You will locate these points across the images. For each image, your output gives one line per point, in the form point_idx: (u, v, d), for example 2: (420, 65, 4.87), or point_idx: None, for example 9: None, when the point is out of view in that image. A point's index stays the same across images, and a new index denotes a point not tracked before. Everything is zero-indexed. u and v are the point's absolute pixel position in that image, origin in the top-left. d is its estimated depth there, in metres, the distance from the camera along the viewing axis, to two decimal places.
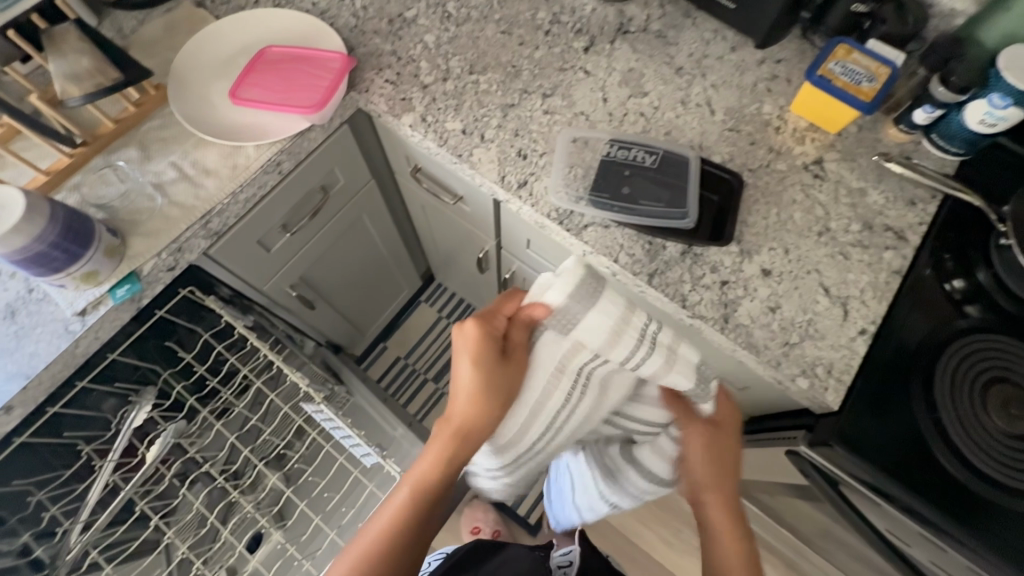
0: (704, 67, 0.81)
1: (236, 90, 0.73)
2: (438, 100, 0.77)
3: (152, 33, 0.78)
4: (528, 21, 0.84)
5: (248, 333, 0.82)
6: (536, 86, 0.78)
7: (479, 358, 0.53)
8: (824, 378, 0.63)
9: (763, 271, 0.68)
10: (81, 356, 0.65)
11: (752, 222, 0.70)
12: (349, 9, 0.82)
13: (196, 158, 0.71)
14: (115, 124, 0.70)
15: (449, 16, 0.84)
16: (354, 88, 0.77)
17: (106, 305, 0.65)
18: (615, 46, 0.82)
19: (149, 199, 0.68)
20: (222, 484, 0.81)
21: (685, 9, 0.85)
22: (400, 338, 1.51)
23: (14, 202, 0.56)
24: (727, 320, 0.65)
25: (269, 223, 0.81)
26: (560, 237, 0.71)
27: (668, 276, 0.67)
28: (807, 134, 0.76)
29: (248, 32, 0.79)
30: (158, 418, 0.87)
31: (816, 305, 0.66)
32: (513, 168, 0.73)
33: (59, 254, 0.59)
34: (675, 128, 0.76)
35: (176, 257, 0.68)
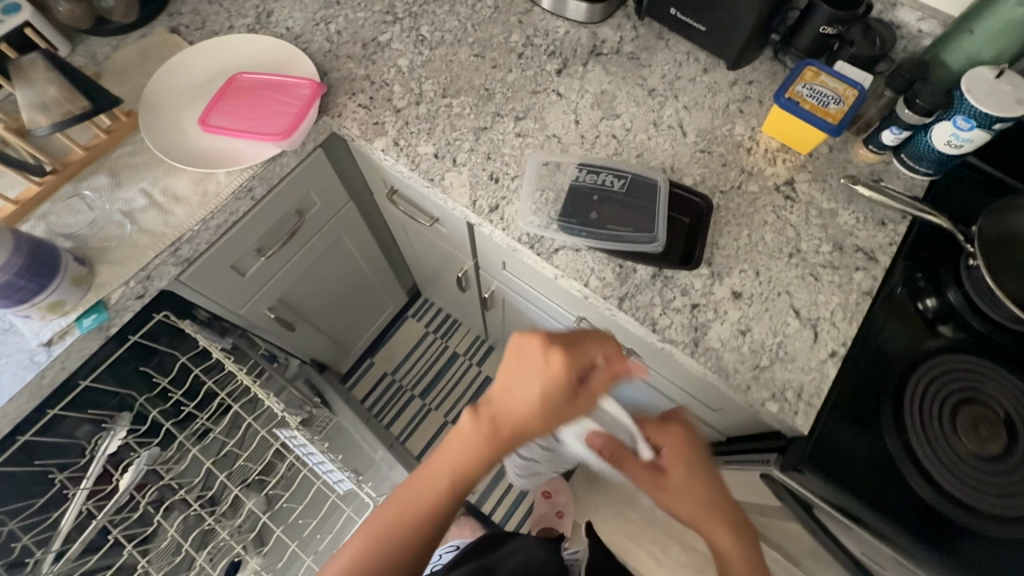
0: (675, 89, 0.81)
1: (207, 117, 0.73)
2: (411, 124, 0.77)
3: (126, 60, 0.79)
4: (502, 43, 0.84)
5: (222, 358, 0.81)
6: (508, 109, 0.79)
7: (554, 368, 0.55)
8: (794, 402, 0.63)
9: (734, 294, 0.68)
10: (47, 387, 0.65)
11: (722, 244, 0.70)
12: (323, 35, 0.83)
13: (167, 186, 0.71)
14: (84, 152, 0.70)
15: (423, 39, 0.84)
16: (327, 113, 0.77)
17: (73, 335, 0.64)
18: (588, 69, 0.82)
19: (119, 227, 0.68)
20: (197, 511, 0.80)
21: (658, 31, 0.86)
22: (387, 355, 1.51)
23: None
24: (696, 343, 0.65)
25: (243, 247, 0.81)
26: (531, 261, 0.71)
27: (639, 300, 0.67)
28: (779, 155, 0.77)
29: (221, 60, 0.79)
30: (133, 443, 0.87)
31: (786, 327, 0.66)
32: (484, 192, 0.73)
33: (23, 285, 0.59)
34: (647, 150, 0.76)
35: (144, 285, 0.68)
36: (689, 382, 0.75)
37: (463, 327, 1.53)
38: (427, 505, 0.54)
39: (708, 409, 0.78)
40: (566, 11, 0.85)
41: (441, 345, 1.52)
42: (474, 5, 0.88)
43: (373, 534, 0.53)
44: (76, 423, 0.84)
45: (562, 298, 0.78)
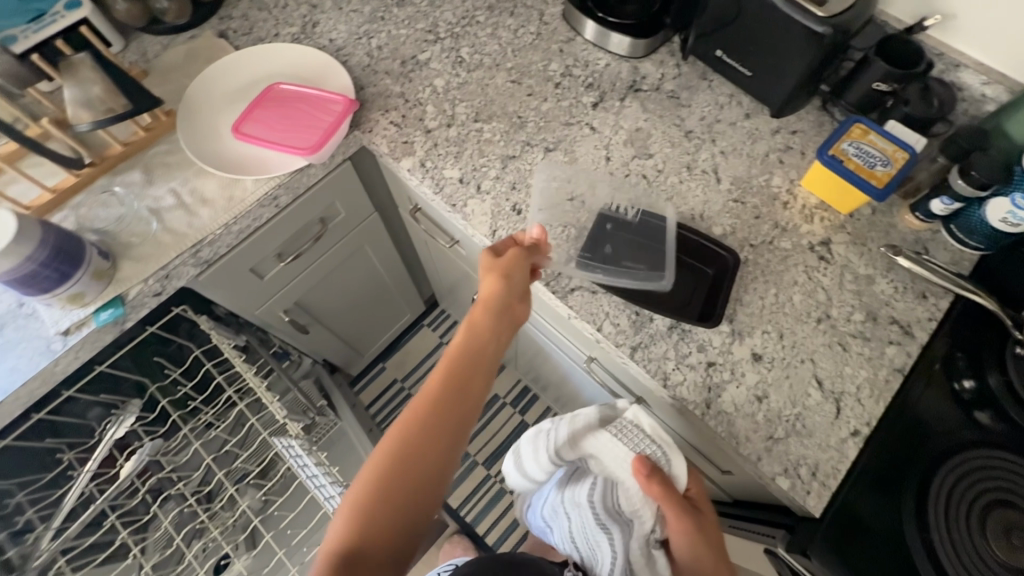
0: (714, 132, 0.79)
1: (241, 124, 0.74)
2: (439, 146, 0.77)
3: (173, 60, 0.81)
4: (540, 71, 0.83)
5: (231, 357, 0.82)
6: (539, 139, 0.78)
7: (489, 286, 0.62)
8: (807, 480, 0.59)
9: (753, 356, 0.65)
10: (60, 374, 0.66)
11: (746, 301, 0.67)
12: (364, 49, 0.84)
13: (195, 187, 0.72)
14: (123, 147, 0.72)
15: (461, 61, 0.84)
16: (359, 129, 0.78)
17: (90, 327, 0.66)
18: (625, 104, 0.81)
19: (145, 224, 0.70)
20: (191, 507, 0.81)
21: (702, 70, 0.84)
22: (398, 361, 1.51)
23: (8, 225, 0.58)
24: (708, 405, 0.62)
25: (264, 252, 0.82)
26: (545, 297, 0.70)
27: (652, 351, 0.65)
28: (816, 212, 0.73)
29: (263, 67, 0.81)
30: (140, 430, 0.89)
31: (806, 397, 0.62)
32: (505, 222, 0.72)
33: (47, 276, 0.60)
34: (677, 195, 0.74)
35: (162, 283, 0.69)
36: (698, 440, 0.71)
37: None
38: (416, 439, 0.54)
39: (715, 469, 0.74)
40: (609, 43, 0.84)
41: None
42: (517, 29, 0.87)
43: (370, 482, 0.52)
44: (89, 405, 0.87)
45: (574, 335, 0.76)
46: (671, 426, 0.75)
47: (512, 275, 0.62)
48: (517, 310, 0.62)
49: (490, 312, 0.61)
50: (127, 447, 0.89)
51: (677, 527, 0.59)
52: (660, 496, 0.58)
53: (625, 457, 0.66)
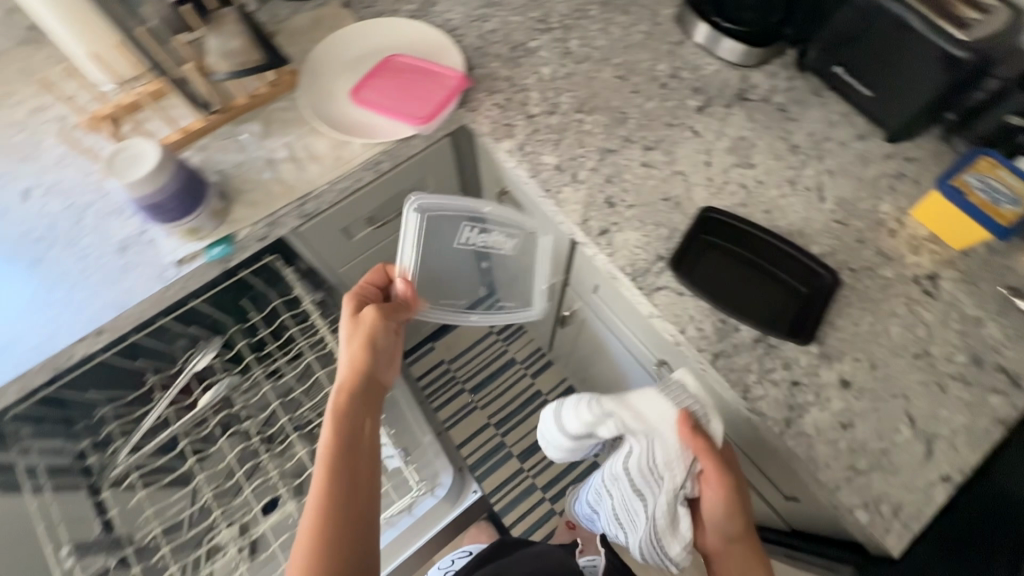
0: (822, 150, 0.76)
1: (358, 90, 0.78)
2: (540, 132, 0.78)
3: (300, 24, 0.86)
4: (647, 70, 0.83)
5: (312, 310, 0.86)
6: (639, 137, 0.77)
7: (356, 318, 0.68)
8: (887, 519, 0.56)
9: (842, 381, 0.62)
10: (168, 300, 0.71)
11: (840, 325, 0.65)
12: (477, 32, 0.86)
13: (308, 144, 0.76)
14: (248, 99, 0.77)
15: (569, 52, 0.85)
16: (465, 106, 0.79)
17: (200, 261, 0.70)
18: (731, 112, 0.79)
19: (260, 172, 0.74)
20: (256, 446, 0.85)
21: (816, 86, 0.81)
22: (449, 342, 1.53)
23: (149, 154, 0.63)
24: (789, 424, 0.60)
25: (357, 214, 0.85)
26: (628, 292, 0.69)
27: (734, 361, 0.64)
28: (925, 244, 0.69)
29: (381, 39, 0.84)
30: (217, 366, 0.94)
31: (895, 433, 0.59)
32: (597, 213, 0.72)
33: (174, 206, 0.65)
34: (776, 208, 0.72)
35: (268, 230, 0.73)
36: (765, 460, 0.70)
37: (527, 335, 1.53)
38: (346, 473, 0.59)
39: (778, 493, 0.72)
40: (720, 49, 0.83)
41: (501, 348, 1.52)
42: (628, 27, 0.87)
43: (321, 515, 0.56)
44: (177, 336, 0.93)
45: (648, 336, 0.75)
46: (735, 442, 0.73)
47: (387, 314, 0.69)
48: (387, 339, 0.69)
49: (369, 347, 0.67)
50: (203, 380, 0.95)
51: (712, 484, 0.63)
52: (701, 446, 0.62)
53: (665, 411, 0.65)
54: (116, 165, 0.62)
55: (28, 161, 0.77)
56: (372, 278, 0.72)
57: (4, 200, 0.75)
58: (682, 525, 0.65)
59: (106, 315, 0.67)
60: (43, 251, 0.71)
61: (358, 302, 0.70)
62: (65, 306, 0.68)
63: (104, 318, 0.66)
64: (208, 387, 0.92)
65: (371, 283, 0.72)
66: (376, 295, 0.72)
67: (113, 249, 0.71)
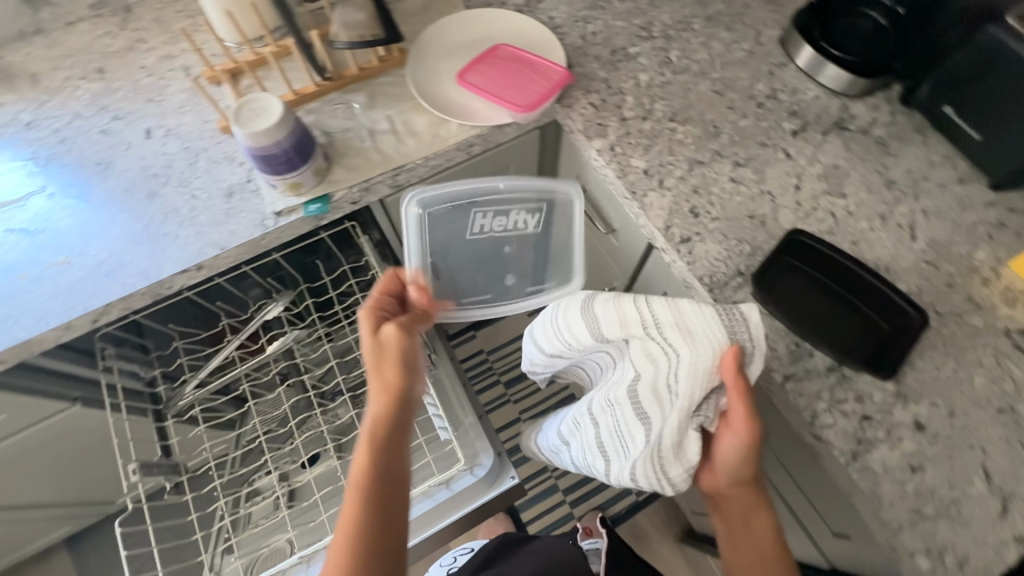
0: (919, 189, 0.74)
1: (463, 73, 0.82)
2: (632, 136, 0.79)
3: (412, 6, 0.90)
4: (745, 88, 0.83)
5: (383, 277, 0.90)
6: (730, 152, 0.78)
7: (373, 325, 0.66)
8: (950, 569, 0.55)
9: (916, 423, 0.61)
10: (263, 248, 0.75)
11: (920, 367, 0.63)
12: (579, 32, 0.88)
13: (408, 119, 0.80)
14: (358, 71, 0.82)
15: (668, 62, 0.86)
16: (561, 102, 0.82)
17: (298, 215, 0.74)
18: (827, 139, 0.79)
19: (362, 140, 0.78)
20: (314, 399, 0.89)
21: (919, 124, 0.79)
22: (491, 333, 1.55)
23: (272, 108, 0.66)
24: (855, 457, 0.60)
25: (440, 192, 0.88)
26: (702, 302, 0.70)
27: (805, 386, 0.63)
28: (1020, 299, 0.67)
29: (487, 28, 0.88)
30: (284, 319, 0.99)
31: (968, 484, 0.58)
32: (680, 221, 0.73)
33: (284, 160, 0.69)
34: (864, 242, 0.71)
35: (361, 194, 0.77)
36: (819, 491, 0.69)
37: None
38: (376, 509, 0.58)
39: (826, 528, 0.71)
40: (822, 75, 0.82)
41: None
42: (730, 44, 0.87)
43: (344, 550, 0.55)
44: (253, 285, 0.98)
45: None
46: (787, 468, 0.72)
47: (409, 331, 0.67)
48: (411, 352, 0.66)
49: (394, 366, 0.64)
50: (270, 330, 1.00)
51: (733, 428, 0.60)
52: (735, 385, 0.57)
53: (713, 337, 0.59)
54: (241, 118, 0.66)
55: (152, 103, 0.83)
56: (386, 286, 0.70)
57: (129, 135, 0.81)
58: (688, 449, 0.63)
59: (207, 252, 0.72)
60: (157, 187, 0.77)
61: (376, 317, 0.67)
62: (171, 239, 0.73)
63: (207, 255, 0.71)
64: (274, 337, 0.97)
65: (387, 294, 0.70)
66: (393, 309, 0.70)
67: (220, 193, 0.76)
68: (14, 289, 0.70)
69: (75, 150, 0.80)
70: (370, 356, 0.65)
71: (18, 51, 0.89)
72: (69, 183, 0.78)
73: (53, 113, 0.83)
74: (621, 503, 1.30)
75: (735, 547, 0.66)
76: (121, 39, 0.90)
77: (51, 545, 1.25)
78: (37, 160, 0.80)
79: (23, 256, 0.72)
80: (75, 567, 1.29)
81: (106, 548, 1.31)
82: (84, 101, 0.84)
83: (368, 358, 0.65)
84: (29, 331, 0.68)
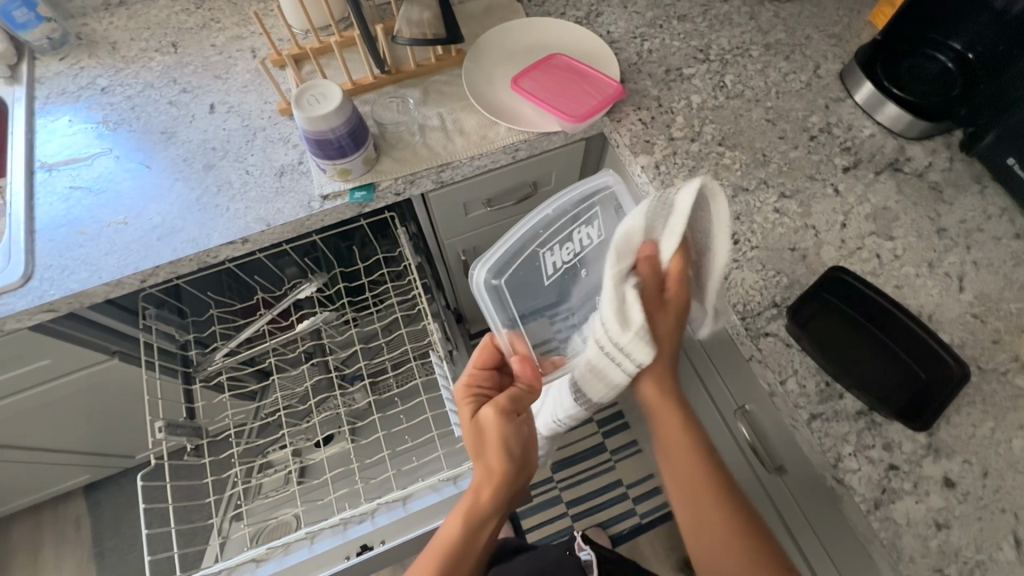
0: (972, 239, 0.72)
1: (517, 79, 0.83)
2: (678, 156, 0.79)
3: (474, 10, 0.92)
4: (798, 119, 0.82)
5: (415, 270, 0.91)
6: (777, 182, 0.77)
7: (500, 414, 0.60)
8: None
9: (946, 480, 0.58)
10: (306, 228, 0.78)
11: (955, 422, 0.61)
12: (635, 48, 0.89)
13: (458, 119, 0.82)
14: (416, 67, 0.84)
15: (722, 86, 0.85)
16: (610, 116, 0.82)
17: (343, 201, 0.76)
18: (879, 179, 0.77)
19: (412, 134, 0.80)
20: (336, 381, 0.91)
21: (978, 173, 0.77)
22: None
23: (331, 95, 0.69)
24: (877, 505, 0.58)
25: (481, 193, 0.90)
26: (732, 329, 0.69)
27: (831, 426, 0.62)
28: None
29: (544, 37, 0.89)
30: (315, 300, 1.01)
31: (996, 550, 0.55)
32: None
33: (337, 146, 0.71)
34: (908, 287, 0.69)
35: (405, 186, 0.78)
36: (834, 538, 0.66)
37: None
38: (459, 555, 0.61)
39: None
40: (880, 113, 0.81)
41: None
42: (787, 74, 0.87)
43: None
44: (290, 263, 1.01)
45: (736, 377, 0.74)
46: (803, 509, 0.70)
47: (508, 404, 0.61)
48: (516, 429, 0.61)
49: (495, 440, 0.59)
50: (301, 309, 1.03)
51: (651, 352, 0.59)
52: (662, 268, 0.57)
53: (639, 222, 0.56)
54: (301, 102, 0.68)
55: (218, 80, 0.87)
56: (483, 360, 0.64)
57: (193, 109, 0.85)
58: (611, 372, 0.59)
59: (254, 227, 0.75)
60: (214, 160, 0.80)
61: (479, 390, 0.63)
62: (221, 211, 0.76)
63: (253, 229, 0.74)
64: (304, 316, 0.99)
65: (484, 365, 0.64)
66: (488, 376, 0.65)
67: (272, 172, 0.79)
68: (74, 243, 0.74)
69: (143, 118, 0.84)
70: (473, 431, 0.61)
71: (102, 19, 0.95)
72: (134, 148, 0.82)
73: (127, 81, 0.88)
74: (624, 524, 1.27)
75: (667, 461, 0.59)
76: (196, 17, 0.95)
77: (69, 491, 1.30)
78: (108, 124, 0.84)
79: (85, 213, 0.77)
80: (89, 514, 1.34)
81: (120, 500, 1.36)
82: (156, 72, 0.89)
83: (471, 435, 0.61)
84: (83, 284, 0.71)
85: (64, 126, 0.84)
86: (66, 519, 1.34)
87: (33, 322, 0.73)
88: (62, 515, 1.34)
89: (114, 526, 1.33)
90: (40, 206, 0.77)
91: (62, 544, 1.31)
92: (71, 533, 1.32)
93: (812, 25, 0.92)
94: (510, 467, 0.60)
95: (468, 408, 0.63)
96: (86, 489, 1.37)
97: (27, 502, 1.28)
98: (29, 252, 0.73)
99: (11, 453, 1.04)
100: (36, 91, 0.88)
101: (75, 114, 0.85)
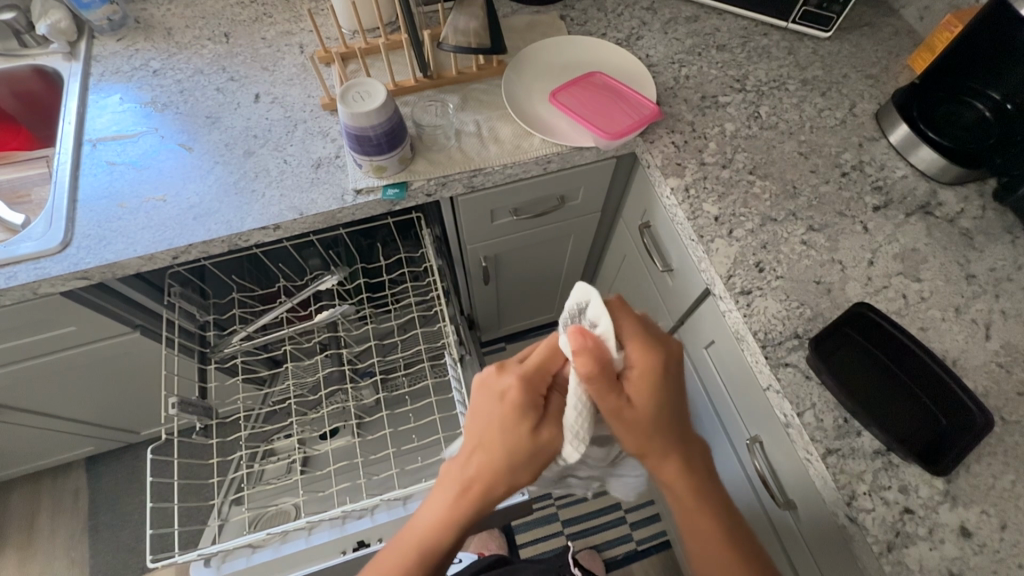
0: (1001, 288, 0.71)
1: (556, 93, 0.85)
2: (708, 181, 0.80)
3: (518, 25, 0.95)
4: (831, 155, 0.83)
5: (436, 271, 0.92)
6: (806, 215, 0.77)
7: (513, 416, 0.52)
8: None
9: (963, 529, 0.57)
10: (336, 220, 0.79)
11: (975, 470, 0.60)
12: (673, 73, 0.90)
13: (494, 127, 0.84)
14: (457, 74, 0.87)
15: (757, 117, 0.86)
16: (643, 137, 0.83)
17: (376, 197, 0.78)
18: (909, 221, 0.77)
19: (448, 139, 0.82)
20: (348, 373, 0.91)
21: (1009, 223, 0.76)
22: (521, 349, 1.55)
23: (376, 93, 0.70)
24: (890, 548, 0.57)
25: (509, 201, 0.91)
26: (753, 358, 0.69)
27: (848, 463, 0.61)
28: None
29: (583, 55, 0.91)
30: (334, 293, 1.02)
31: None
32: (743, 273, 0.72)
33: (376, 143, 0.72)
34: (933, 330, 0.68)
35: (437, 188, 0.80)
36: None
37: None
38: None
39: None
40: (914, 155, 0.81)
41: None
42: (822, 110, 0.87)
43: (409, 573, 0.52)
44: (314, 255, 1.02)
45: (751, 408, 0.74)
46: (811, 548, 0.69)
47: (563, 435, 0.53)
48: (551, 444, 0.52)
49: (528, 471, 0.52)
50: (319, 300, 1.04)
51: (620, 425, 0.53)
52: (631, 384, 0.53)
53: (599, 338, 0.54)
54: (347, 98, 0.69)
55: (265, 72, 0.90)
56: (550, 356, 0.56)
57: (239, 97, 0.87)
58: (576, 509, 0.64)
59: (287, 215, 0.76)
60: (254, 147, 0.82)
61: (535, 399, 0.53)
62: (256, 196, 0.78)
63: (286, 217, 0.75)
64: (321, 308, 1.00)
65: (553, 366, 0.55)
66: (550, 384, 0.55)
67: (309, 163, 0.81)
68: (113, 215, 0.76)
69: (190, 102, 0.87)
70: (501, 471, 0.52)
71: (160, 6, 0.99)
72: (177, 130, 0.84)
73: (178, 65, 0.91)
74: (621, 549, 1.24)
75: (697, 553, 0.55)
76: (250, 10, 0.98)
77: (70, 460, 1.31)
78: (155, 105, 0.87)
79: (127, 187, 0.79)
80: (88, 486, 1.35)
81: (120, 475, 1.36)
82: (207, 60, 0.92)
83: (493, 446, 0.52)
84: (117, 255, 0.73)
85: (114, 103, 0.87)
86: (65, 489, 1.35)
87: (66, 288, 0.75)
88: (62, 484, 1.35)
89: (110, 499, 1.34)
90: (84, 176, 0.80)
91: (58, 513, 1.32)
92: (69, 504, 1.33)
93: (850, 64, 0.93)
94: (517, 474, 0.52)
95: (527, 407, 0.52)
96: (88, 460, 1.39)
97: (30, 468, 1.29)
98: (70, 220, 0.76)
99: (23, 418, 1.06)
100: (92, 68, 0.91)
101: (125, 94, 0.88)
